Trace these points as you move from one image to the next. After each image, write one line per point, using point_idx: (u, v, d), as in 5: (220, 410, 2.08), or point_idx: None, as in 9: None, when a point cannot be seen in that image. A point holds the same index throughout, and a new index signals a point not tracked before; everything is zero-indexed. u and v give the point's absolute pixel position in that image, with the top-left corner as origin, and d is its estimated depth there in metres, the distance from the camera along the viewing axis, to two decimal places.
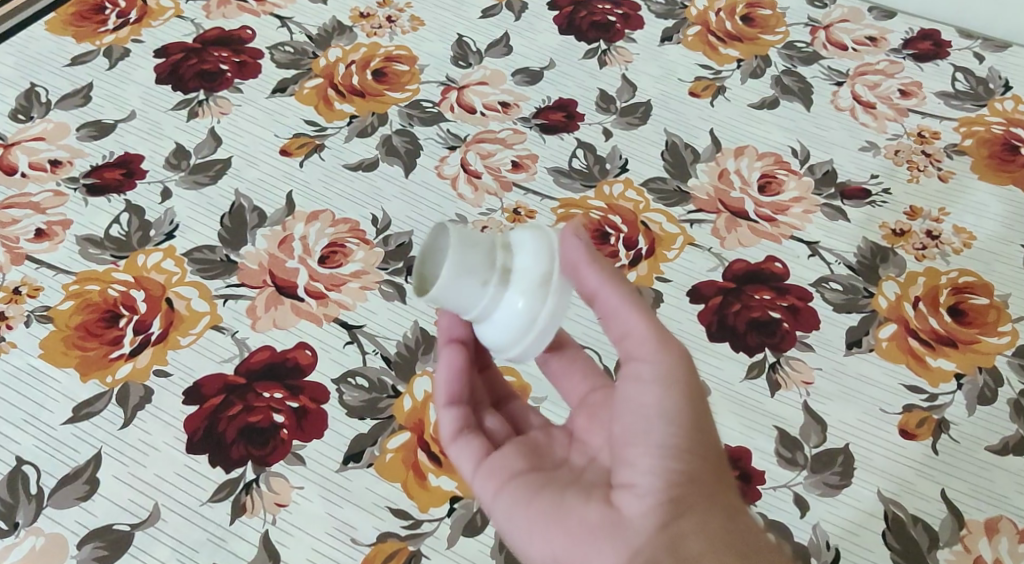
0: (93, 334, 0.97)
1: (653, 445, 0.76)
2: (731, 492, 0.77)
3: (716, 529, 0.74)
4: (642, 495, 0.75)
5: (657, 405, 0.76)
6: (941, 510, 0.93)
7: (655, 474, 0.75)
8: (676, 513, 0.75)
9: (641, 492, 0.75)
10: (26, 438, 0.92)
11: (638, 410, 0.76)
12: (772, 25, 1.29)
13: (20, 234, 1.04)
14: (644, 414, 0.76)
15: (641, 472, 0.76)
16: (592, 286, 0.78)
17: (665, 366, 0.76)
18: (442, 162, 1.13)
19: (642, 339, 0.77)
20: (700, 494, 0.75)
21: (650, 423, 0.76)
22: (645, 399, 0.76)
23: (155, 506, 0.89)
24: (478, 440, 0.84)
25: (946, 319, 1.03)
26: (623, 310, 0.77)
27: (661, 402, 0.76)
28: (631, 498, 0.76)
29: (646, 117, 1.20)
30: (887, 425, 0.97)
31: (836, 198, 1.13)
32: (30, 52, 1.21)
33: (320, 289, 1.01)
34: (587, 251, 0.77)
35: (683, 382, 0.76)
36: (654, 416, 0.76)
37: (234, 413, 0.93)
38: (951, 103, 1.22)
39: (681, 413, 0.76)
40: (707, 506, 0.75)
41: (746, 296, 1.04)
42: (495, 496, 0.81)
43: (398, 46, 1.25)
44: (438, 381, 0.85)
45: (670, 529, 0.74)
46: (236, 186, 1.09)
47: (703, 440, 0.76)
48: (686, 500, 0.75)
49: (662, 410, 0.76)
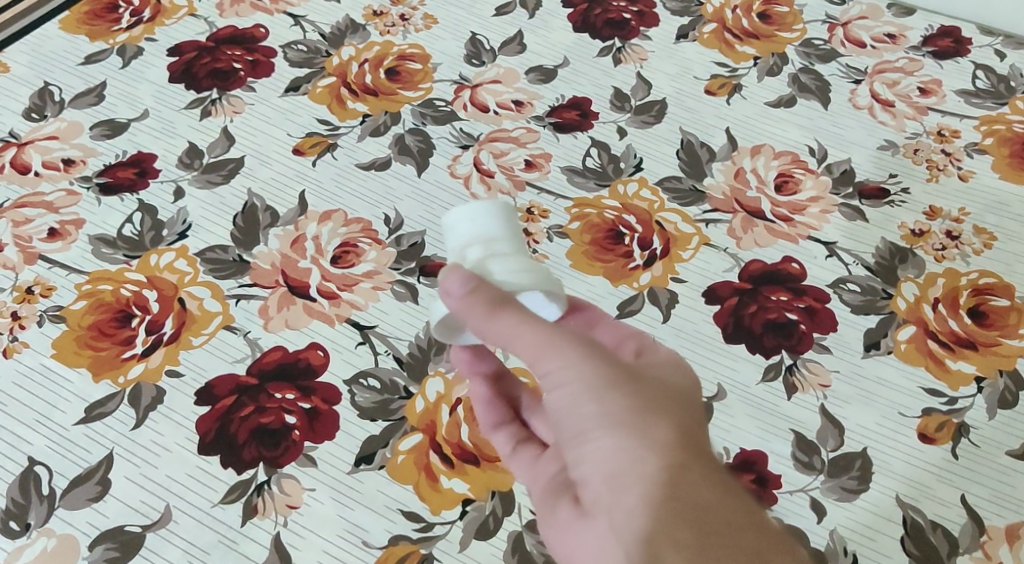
0: (106, 334, 0.97)
1: (582, 435, 0.73)
2: (673, 444, 0.71)
3: (659, 498, 0.70)
4: (594, 483, 0.73)
5: (565, 403, 0.73)
6: (961, 516, 0.92)
7: (596, 461, 0.73)
8: (621, 494, 0.71)
9: (591, 483, 0.73)
10: (38, 439, 0.92)
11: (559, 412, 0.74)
12: (789, 22, 1.28)
13: (33, 233, 1.04)
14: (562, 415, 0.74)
15: (585, 464, 0.73)
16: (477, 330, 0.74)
17: (557, 365, 0.73)
18: (454, 161, 1.13)
19: (532, 344, 0.73)
20: (635, 467, 0.71)
21: (575, 414, 0.73)
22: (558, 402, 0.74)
23: (166, 507, 0.89)
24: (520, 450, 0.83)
25: (966, 321, 1.02)
26: (507, 336, 0.73)
27: (569, 398, 0.73)
28: (588, 488, 0.74)
29: (661, 115, 1.19)
30: (905, 429, 0.96)
31: (854, 198, 1.11)
32: (44, 50, 1.21)
33: (332, 289, 1.01)
34: (463, 298, 0.73)
35: (578, 370, 0.73)
36: (571, 414, 0.74)
37: (246, 414, 0.93)
38: (972, 102, 1.20)
39: (589, 401, 0.73)
40: (643, 476, 0.70)
41: (762, 297, 1.03)
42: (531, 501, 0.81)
43: (411, 44, 1.24)
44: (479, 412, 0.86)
45: (618, 512, 0.71)
46: (249, 185, 1.09)
47: (619, 408, 0.72)
48: (626, 476, 0.71)
49: (573, 404, 0.73)
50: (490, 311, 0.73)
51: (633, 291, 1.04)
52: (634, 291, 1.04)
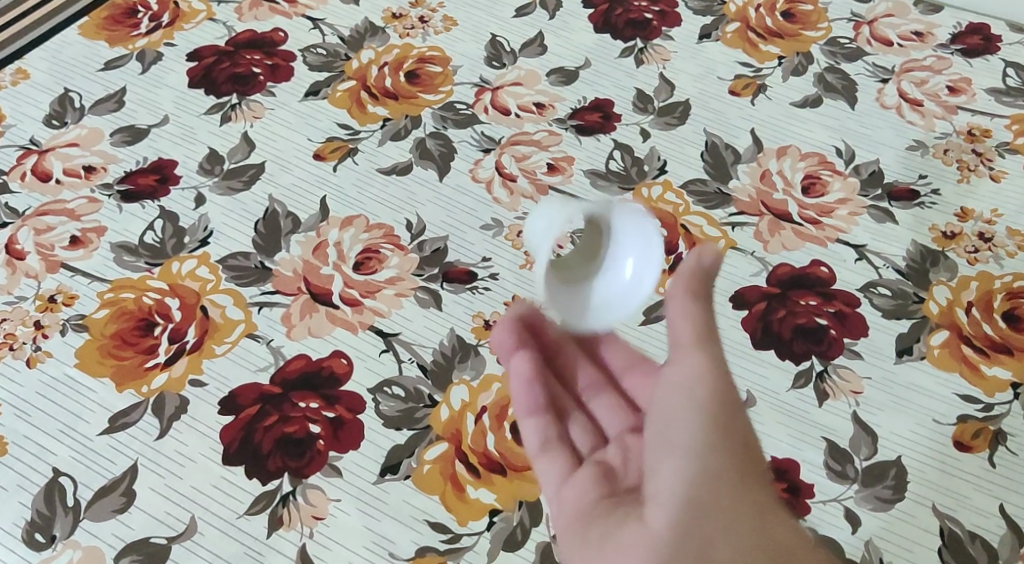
0: (129, 343, 0.96)
1: (674, 448, 0.77)
2: (761, 486, 0.75)
3: (740, 522, 0.73)
4: (669, 498, 0.76)
5: (685, 402, 0.77)
6: (1001, 527, 0.90)
7: (676, 475, 0.76)
8: (698, 512, 0.74)
9: (664, 500, 0.76)
10: (63, 450, 0.91)
11: (669, 412, 0.78)
12: (814, 20, 1.26)
13: (55, 241, 1.04)
14: (672, 416, 0.78)
15: (665, 479, 0.77)
16: (676, 314, 0.78)
17: (697, 365, 0.78)
18: (476, 165, 1.12)
19: (681, 333, 0.78)
20: (720, 486, 0.75)
21: (673, 424, 0.78)
22: (675, 402, 0.78)
23: (192, 519, 0.88)
24: (561, 461, 0.84)
25: (1001, 326, 1.00)
26: (678, 321, 0.78)
27: (686, 401, 0.77)
28: (659, 507, 0.76)
29: (684, 117, 1.17)
30: (940, 437, 0.94)
31: (883, 199, 1.09)
32: (64, 57, 1.20)
33: (354, 296, 1.00)
34: (693, 274, 0.79)
35: (710, 382, 0.77)
36: (676, 417, 0.78)
37: (270, 424, 0.91)
38: (1002, 100, 1.18)
39: (703, 408, 0.77)
40: (729, 497, 0.74)
41: (791, 302, 1.02)
42: (562, 531, 0.80)
43: (431, 47, 1.24)
44: (514, 394, 0.87)
45: (694, 532, 0.74)
46: (270, 191, 1.08)
47: (725, 428, 0.77)
48: (709, 496, 0.74)
49: (688, 407, 0.77)
50: (688, 290, 0.78)
51: (660, 296, 1.03)
52: (661, 296, 1.03)
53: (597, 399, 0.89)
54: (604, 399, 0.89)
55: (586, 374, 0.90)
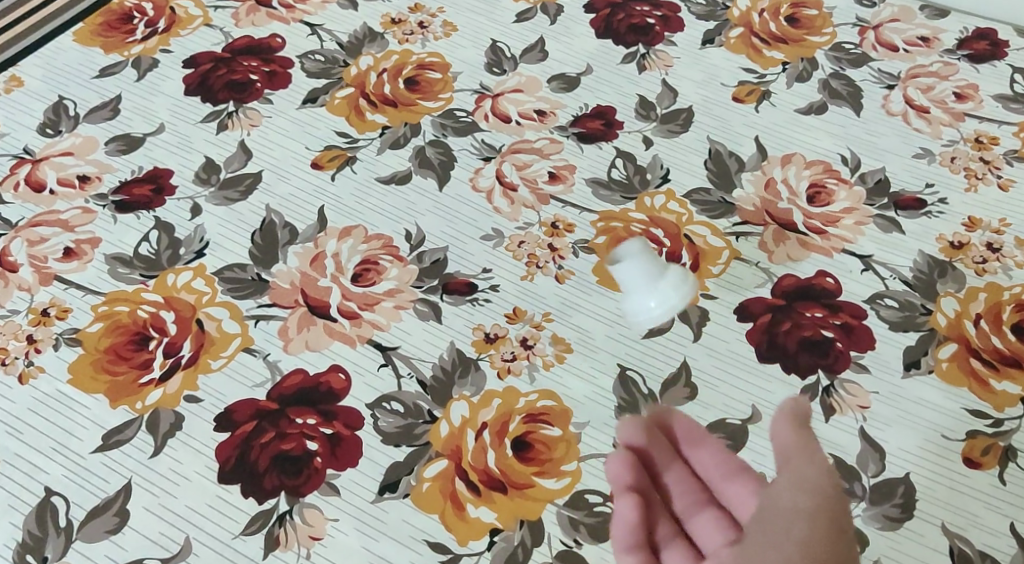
0: (123, 357, 0.95)
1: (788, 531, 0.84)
2: None
3: None
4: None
5: (799, 507, 0.84)
6: (1011, 546, 0.88)
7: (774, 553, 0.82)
8: None
9: None
10: (55, 468, 0.89)
11: (785, 513, 0.85)
12: (818, 25, 1.24)
13: (48, 253, 1.02)
14: (788, 515, 0.85)
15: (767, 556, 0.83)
16: (785, 444, 0.84)
17: (813, 475, 0.84)
18: (476, 174, 1.10)
19: (784, 452, 0.85)
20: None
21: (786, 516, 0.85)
22: (794, 504, 0.85)
23: (186, 539, 0.86)
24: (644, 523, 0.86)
25: (1010, 338, 0.98)
26: (804, 468, 0.84)
27: (800, 505, 0.84)
28: None
29: (687, 124, 1.16)
30: (949, 453, 0.93)
31: (889, 208, 1.08)
32: (58, 64, 1.19)
33: (353, 308, 0.98)
34: (796, 432, 0.84)
35: (825, 518, 0.83)
36: (790, 522, 0.84)
37: (267, 441, 0.90)
38: (1010, 107, 1.16)
39: (811, 529, 0.83)
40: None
41: (797, 314, 1.00)
42: None
43: (430, 53, 1.22)
44: (610, 472, 0.89)
45: None
46: (267, 201, 1.07)
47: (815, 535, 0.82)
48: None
49: (806, 511, 0.84)
50: (801, 439, 0.84)
51: None
52: None
53: (697, 517, 0.91)
54: (703, 518, 0.91)
55: (681, 496, 0.92)
